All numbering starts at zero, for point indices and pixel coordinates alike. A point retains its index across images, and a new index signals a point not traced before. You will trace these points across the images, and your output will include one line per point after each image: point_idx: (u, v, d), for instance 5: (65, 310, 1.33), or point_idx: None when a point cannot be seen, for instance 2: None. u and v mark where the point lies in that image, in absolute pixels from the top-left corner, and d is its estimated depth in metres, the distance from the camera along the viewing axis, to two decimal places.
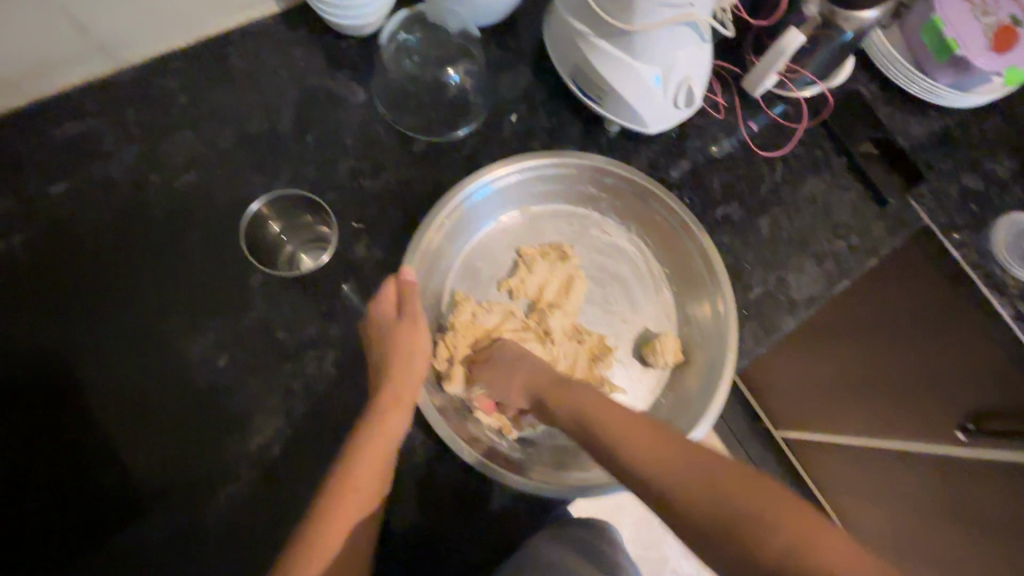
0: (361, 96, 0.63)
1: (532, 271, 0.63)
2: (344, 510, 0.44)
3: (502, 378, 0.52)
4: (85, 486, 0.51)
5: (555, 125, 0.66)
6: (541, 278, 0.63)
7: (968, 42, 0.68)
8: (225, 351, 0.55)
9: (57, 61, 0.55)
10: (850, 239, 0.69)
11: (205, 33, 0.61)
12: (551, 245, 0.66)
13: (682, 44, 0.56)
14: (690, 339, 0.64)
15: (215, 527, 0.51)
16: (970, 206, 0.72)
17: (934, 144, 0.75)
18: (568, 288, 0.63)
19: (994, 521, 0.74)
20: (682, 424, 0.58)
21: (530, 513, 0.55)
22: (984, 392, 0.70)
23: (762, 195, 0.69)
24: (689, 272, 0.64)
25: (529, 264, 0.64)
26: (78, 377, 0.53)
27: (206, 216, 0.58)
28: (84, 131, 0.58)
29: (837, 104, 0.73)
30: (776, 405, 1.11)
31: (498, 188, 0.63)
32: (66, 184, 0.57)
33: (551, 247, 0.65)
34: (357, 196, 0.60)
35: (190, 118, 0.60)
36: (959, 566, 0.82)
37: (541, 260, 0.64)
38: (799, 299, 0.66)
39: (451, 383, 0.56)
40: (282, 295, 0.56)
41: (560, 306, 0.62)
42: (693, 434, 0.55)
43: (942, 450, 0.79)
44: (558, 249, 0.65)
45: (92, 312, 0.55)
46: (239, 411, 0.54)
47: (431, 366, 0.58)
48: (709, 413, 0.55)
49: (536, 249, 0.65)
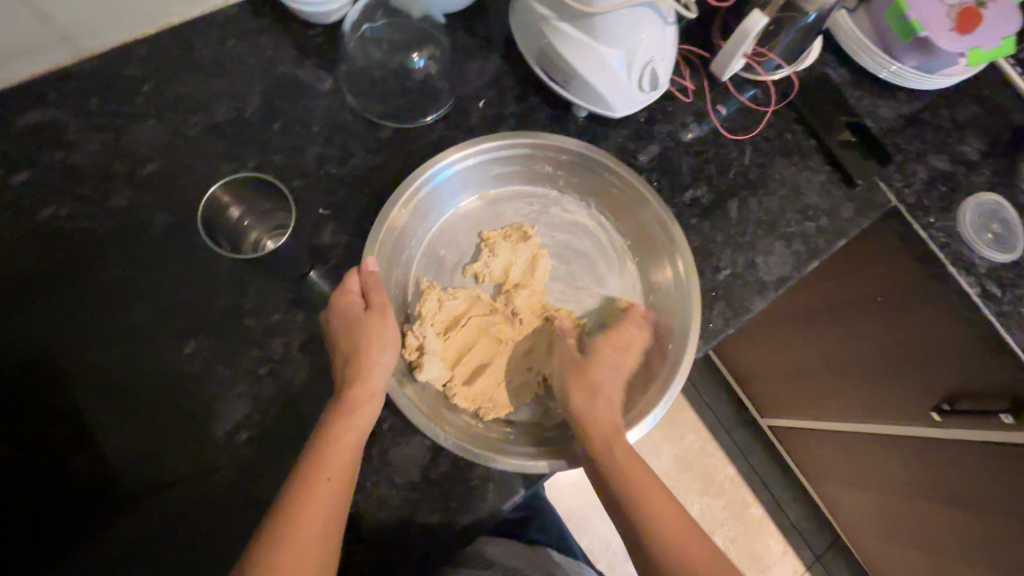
0: (328, 84, 0.63)
1: (495, 254, 0.64)
2: (319, 505, 0.43)
3: (590, 397, 0.55)
4: (42, 484, 0.50)
5: (523, 111, 0.66)
6: (505, 259, 0.64)
7: (932, 24, 0.68)
8: (192, 338, 0.55)
9: (19, 51, 0.55)
10: (819, 220, 0.70)
11: (169, 22, 0.61)
12: (512, 226, 0.67)
13: (644, 26, 0.56)
14: (654, 306, 0.65)
15: (183, 515, 0.50)
16: (939, 187, 0.73)
17: (905, 125, 0.75)
18: (533, 266, 0.64)
19: (980, 492, 0.80)
20: (653, 388, 0.59)
21: (499, 496, 0.54)
22: (962, 368, 0.75)
23: (731, 178, 0.70)
24: (647, 239, 0.66)
25: (492, 247, 0.64)
26: (42, 368, 0.53)
27: (172, 205, 0.58)
28: (48, 121, 0.58)
29: (807, 85, 0.74)
30: (765, 389, 1.18)
31: (458, 171, 0.64)
32: (30, 173, 0.57)
33: (512, 228, 0.66)
34: (324, 183, 0.60)
35: (155, 107, 0.60)
36: (949, 535, 0.89)
37: (502, 243, 0.64)
38: (768, 280, 0.66)
39: (421, 370, 0.55)
40: (249, 282, 0.56)
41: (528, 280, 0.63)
42: (665, 396, 0.56)
43: (927, 431, 0.84)
44: (519, 229, 0.66)
45: (55, 302, 0.54)
46: (206, 397, 0.53)
47: (401, 356, 0.57)
48: (681, 369, 0.57)
49: (498, 232, 0.66)
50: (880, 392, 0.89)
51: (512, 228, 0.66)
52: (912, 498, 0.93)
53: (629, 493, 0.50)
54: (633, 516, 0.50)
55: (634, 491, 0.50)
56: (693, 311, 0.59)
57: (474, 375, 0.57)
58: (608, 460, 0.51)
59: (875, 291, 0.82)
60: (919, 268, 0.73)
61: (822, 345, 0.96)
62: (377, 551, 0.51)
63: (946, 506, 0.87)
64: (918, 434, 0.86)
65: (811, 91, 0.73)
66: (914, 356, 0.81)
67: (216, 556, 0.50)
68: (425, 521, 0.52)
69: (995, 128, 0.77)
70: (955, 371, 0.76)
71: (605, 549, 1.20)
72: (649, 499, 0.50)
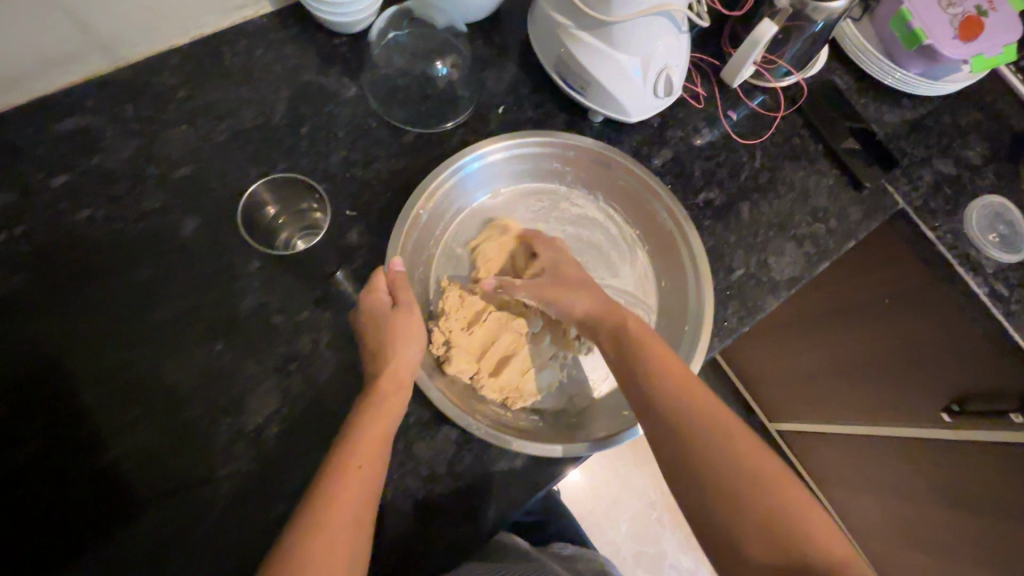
0: (353, 91, 0.65)
1: (484, 254, 0.65)
2: (353, 492, 0.43)
3: (565, 292, 0.56)
4: (73, 477, 0.51)
5: (540, 117, 0.68)
6: (493, 254, 0.65)
7: (935, 31, 0.70)
8: (222, 335, 0.56)
9: (59, 60, 0.57)
10: (829, 222, 0.71)
11: (201, 33, 0.64)
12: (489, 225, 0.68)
13: (659, 34, 0.58)
14: (668, 293, 0.67)
15: (214, 508, 0.51)
16: (946, 190, 0.74)
17: (910, 130, 0.77)
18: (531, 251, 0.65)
19: (987, 498, 0.80)
20: None
21: (523, 489, 0.56)
22: (972, 369, 0.76)
23: (742, 181, 0.71)
24: (657, 230, 0.68)
25: (481, 251, 0.66)
26: (74, 365, 0.54)
27: (202, 206, 0.60)
28: (85, 126, 0.60)
29: (814, 92, 0.76)
30: (771, 391, 1.20)
31: (476, 169, 0.65)
32: (68, 177, 0.59)
33: (489, 227, 0.68)
34: (349, 186, 0.62)
35: (187, 113, 0.62)
36: (958, 544, 0.88)
37: (488, 243, 0.66)
38: (781, 280, 0.68)
39: (452, 365, 0.57)
40: (278, 281, 0.58)
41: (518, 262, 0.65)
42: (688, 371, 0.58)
43: (940, 433, 0.85)
44: (496, 226, 0.68)
45: (87, 301, 0.56)
46: (237, 391, 0.55)
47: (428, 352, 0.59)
48: (700, 348, 0.59)
49: (479, 237, 0.67)
50: (889, 391, 0.90)
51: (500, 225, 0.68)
52: (917, 499, 0.94)
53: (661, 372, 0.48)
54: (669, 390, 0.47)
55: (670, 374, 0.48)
56: (706, 291, 0.61)
57: (500, 367, 0.59)
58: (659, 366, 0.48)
59: (884, 294, 0.83)
60: (927, 269, 0.75)
61: (830, 345, 0.97)
62: (401, 545, 0.52)
63: (951, 511, 0.87)
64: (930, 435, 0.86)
65: (819, 97, 0.75)
66: (920, 355, 0.82)
67: (245, 549, 0.51)
68: (449, 514, 0.54)
69: (998, 133, 0.79)
70: (962, 370, 0.77)
71: (616, 555, 1.20)
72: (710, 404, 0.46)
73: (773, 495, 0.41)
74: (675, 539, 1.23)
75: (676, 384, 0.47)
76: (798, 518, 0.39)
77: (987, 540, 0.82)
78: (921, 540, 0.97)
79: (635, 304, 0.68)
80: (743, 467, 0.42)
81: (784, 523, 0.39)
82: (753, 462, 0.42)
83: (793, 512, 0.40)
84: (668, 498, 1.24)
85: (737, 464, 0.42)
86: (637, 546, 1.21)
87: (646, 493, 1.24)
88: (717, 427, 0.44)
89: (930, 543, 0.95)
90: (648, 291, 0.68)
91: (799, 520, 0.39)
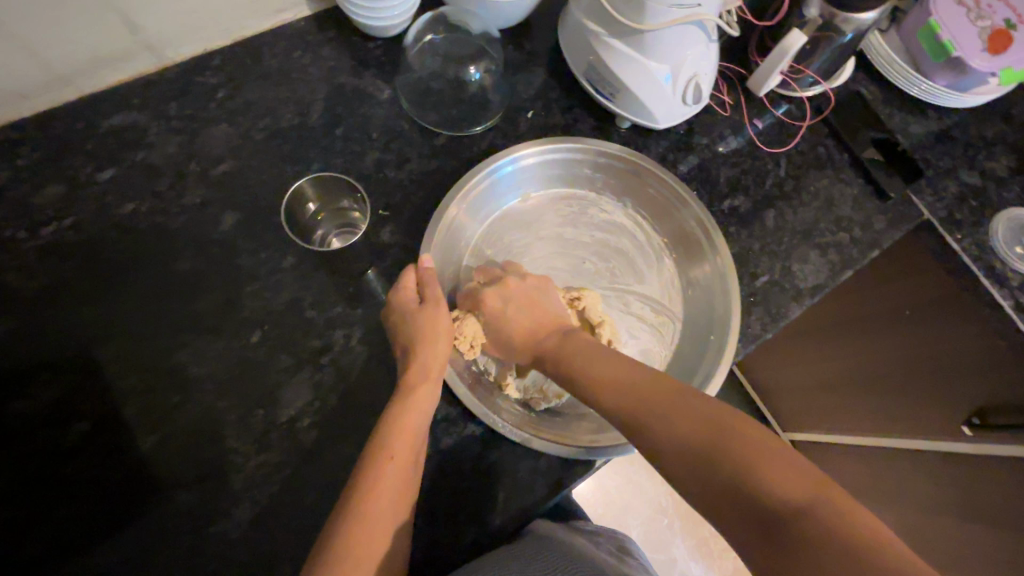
0: (387, 93, 0.67)
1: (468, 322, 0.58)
2: (386, 486, 0.44)
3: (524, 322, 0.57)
4: (116, 460, 0.53)
5: (568, 122, 0.70)
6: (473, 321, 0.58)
7: (963, 42, 0.70)
8: (258, 328, 0.58)
9: (107, 58, 0.59)
10: (853, 231, 0.72)
11: (242, 35, 0.66)
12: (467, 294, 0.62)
13: (691, 43, 0.59)
14: (693, 301, 0.68)
15: (246, 494, 0.53)
16: (972, 202, 0.74)
17: (935, 142, 0.77)
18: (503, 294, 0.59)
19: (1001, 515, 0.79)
20: (700, 373, 0.61)
21: (547, 487, 0.56)
22: (995, 383, 0.75)
23: (767, 189, 0.72)
24: (684, 238, 0.69)
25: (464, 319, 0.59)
26: (116, 353, 0.56)
27: (240, 202, 0.62)
28: (130, 123, 0.62)
29: (840, 102, 0.76)
30: (787, 403, 1.19)
31: (511, 171, 0.67)
32: (113, 171, 0.61)
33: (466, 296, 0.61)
34: (382, 185, 0.64)
35: (227, 112, 0.64)
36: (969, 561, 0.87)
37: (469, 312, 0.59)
38: (805, 288, 0.68)
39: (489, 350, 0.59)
40: (313, 276, 0.60)
41: (478, 304, 0.59)
42: (715, 376, 0.59)
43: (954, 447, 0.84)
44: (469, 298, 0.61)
45: (129, 291, 0.58)
46: (271, 382, 0.56)
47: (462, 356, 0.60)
48: (727, 353, 0.60)
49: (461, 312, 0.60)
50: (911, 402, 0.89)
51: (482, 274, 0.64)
52: (929, 512, 0.92)
53: (586, 370, 0.49)
54: (596, 388, 0.47)
55: (591, 371, 0.48)
56: (733, 297, 0.62)
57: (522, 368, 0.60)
58: (582, 366, 0.49)
59: (904, 303, 0.83)
60: (951, 279, 0.74)
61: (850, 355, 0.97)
62: (428, 536, 0.53)
63: (963, 526, 0.86)
64: (946, 449, 0.85)
65: (845, 107, 0.76)
66: (941, 366, 0.82)
67: (276, 536, 0.52)
68: (474, 508, 0.55)
69: None
70: (983, 381, 0.77)
71: None
72: (648, 386, 0.44)
73: (727, 452, 0.37)
74: (685, 546, 1.22)
75: (612, 382, 0.46)
76: (756, 479, 0.35)
77: (991, 552, 0.82)
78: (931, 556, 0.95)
79: (661, 310, 0.69)
80: (691, 445, 0.39)
81: (754, 478, 0.35)
82: (705, 437, 0.38)
83: (750, 467, 0.35)
84: (678, 506, 1.24)
85: (684, 431, 0.40)
86: (647, 552, 1.21)
87: (658, 499, 1.24)
88: (665, 421, 0.41)
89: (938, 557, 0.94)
90: (674, 297, 0.69)
91: (758, 478, 0.35)
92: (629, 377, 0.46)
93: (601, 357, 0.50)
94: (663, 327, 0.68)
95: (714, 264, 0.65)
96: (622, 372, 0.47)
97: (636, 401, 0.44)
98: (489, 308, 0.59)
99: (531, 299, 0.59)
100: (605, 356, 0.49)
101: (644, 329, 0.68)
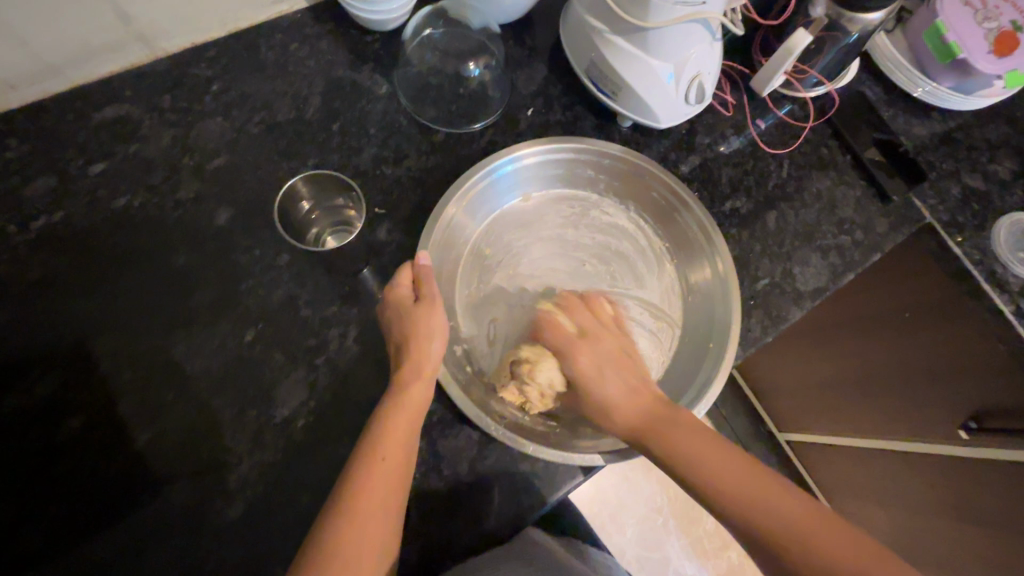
0: (384, 88, 0.66)
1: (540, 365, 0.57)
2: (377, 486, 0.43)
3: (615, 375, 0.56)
4: (110, 458, 0.52)
5: (569, 119, 0.69)
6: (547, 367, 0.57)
7: (969, 45, 0.70)
8: (250, 326, 0.57)
9: (98, 48, 0.57)
10: (855, 234, 0.71)
11: (237, 26, 0.64)
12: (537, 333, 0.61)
13: (694, 42, 0.58)
14: (694, 306, 0.67)
15: (239, 494, 0.52)
16: (974, 205, 0.73)
17: (937, 144, 0.76)
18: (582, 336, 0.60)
19: (997, 519, 0.79)
20: (699, 380, 0.61)
21: (542, 490, 0.56)
22: (994, 389, 0.75)
23: (769, 190, 0.71)
24: (686, 241, 0.68)
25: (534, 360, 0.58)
26: (106, 350, 0.55)
27: (235, 198, 0.61)
28: (122, 116, 0.61)
29: (843, 103, 0.76)
30: (782, 406, 1.19)
31: (514, 170, 0.66)
32: (104, 165, 0.59)
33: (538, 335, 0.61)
34: (379, 182, 0.63)
35: (222, 105, 0.63)
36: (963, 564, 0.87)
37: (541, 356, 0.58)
38: (805, 291, 0.68)
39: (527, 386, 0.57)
40: (307, 274, 0.59)
41: (572, 355, 0.57)
42: (712, 384, 0.59)
43: (950, 451, 0.84)
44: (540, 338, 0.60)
45: (120, 286, 0.57)
46: (265, 382, 0.55)
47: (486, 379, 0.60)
48: (727, 359, 0.59)
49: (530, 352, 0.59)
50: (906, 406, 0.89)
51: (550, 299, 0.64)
52: (926, 515, 0.92)
53: (678, 447, 0.48)
54: (690, 468, 0.47)
55: (681, 448, 0.48)
56: (734, 305, 0.62)
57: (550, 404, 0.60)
58: (671, 440, 0.49)
59: (903, 306, 0.83)
60: (950, 284, 0.74)
61: (849, 359, 0.96)
62: (423, 538, 0.53)
63: (959, 529, 0.86)
64: (942, 453, 0.85)
65: (847, 108, 0.75)
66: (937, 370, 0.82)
67: (268, 537, 0.52)
68: (469, 511, 0.54)
69: None
70: (979, 385, 0.77)
71: (620, 558, 1.19)
72: (742, 477, 0.45)
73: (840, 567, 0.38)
74: (680, 545, 1.23)
75: (704, 465, 0.46)
76: None
77: (983, 555, 0.82)
78: (925, 558, 0.96)
79: (660, 315, 0.68)
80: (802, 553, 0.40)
81: None
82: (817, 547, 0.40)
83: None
84: (673, 504, 1.24)
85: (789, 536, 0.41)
86: (642, 551, 1.21)
87: (653, 498, 1.24)
88: (786, 532, 0.41)
89: (930, 559, 0.94)
90: (674, 302, 0.69)
91: None
92: (720, 463, 0.46)
93: (690, 431, 0.49)
94: (662, 332, 0.68)
95: (719, 271, 0.65)
96: (713, 455, 0.47)
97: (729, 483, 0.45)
98: (584, 370, 0.57)
99: (623, 363, 0.58)
100: (694, 432, 0.49)
101: (643, 334, 0.67)
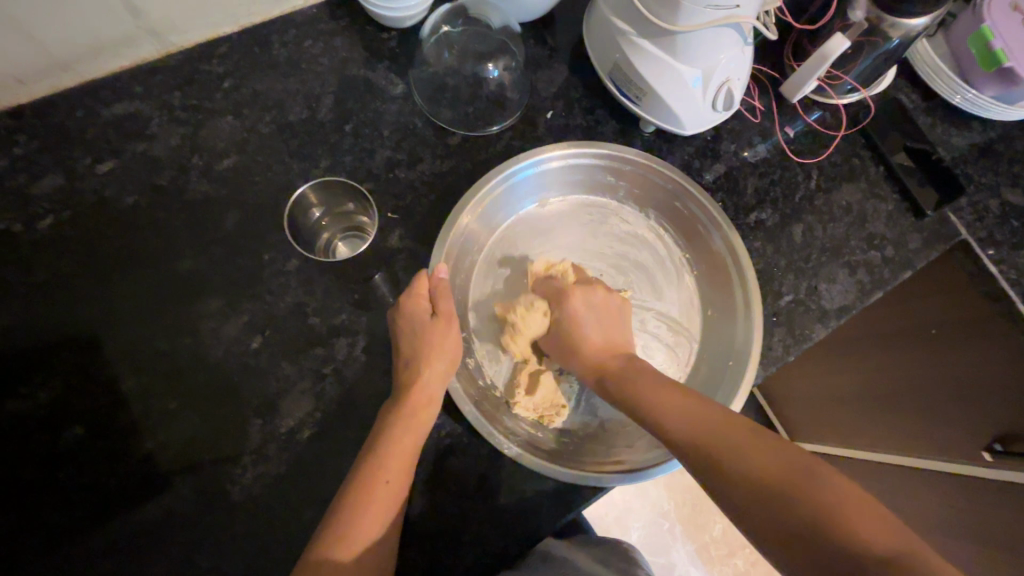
0: (399, 88, 0.64)
1: (528, 324, 0.59)
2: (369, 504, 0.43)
3: (599, 317, 0.57)
4: (113, 461, 0.51)
5: (590, 124, 0.66)
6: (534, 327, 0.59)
7: (1016, 52, 0.65)
8: (258, 334, 0.56)
9: (109, 43, 0.56)
10: (885, 249, 0.68)
11: (250, 21, 0.62)
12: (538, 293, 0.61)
13: (724, 46, 0.55)
14: (714, 323, 0.65)
15: (241, 502, 0.51)
16: (1012, 222, 0.69)
17: (976, 157, 0.72)
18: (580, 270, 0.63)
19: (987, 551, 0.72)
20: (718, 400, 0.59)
21: (552, 509, 0.54)
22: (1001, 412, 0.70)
23: (795, 202, 0.68)
24: (710, 256, 0.66)
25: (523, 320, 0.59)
26: (111, 349, 0.54)
27: (244, 201, 0.59)
28: (131, 113, 0.59)
29: (879, 111, 0.72)
30: (793, 416, 1.16)
31: (535, 173, 0.64)
32: (113, 163, 0.58)
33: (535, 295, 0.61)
34: (392, 186, 0.61)
35: (233, 103, 0.61)
36: None
37: (528, 315, 0.59)
38: (830, 309, 0.65)
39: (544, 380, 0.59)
40: (317, 279, 0.57)
41: (561, 298, 0.58)
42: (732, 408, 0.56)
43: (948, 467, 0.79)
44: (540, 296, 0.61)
45: (128, 287, 0.56)
46: (270, 392, 0.54)
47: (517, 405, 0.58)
48: (745, 382, 0.57)
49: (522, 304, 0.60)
50: (911, 426, 0.87)
51: (546, 264, 0.63)
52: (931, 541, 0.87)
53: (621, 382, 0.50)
54: (628, 396, 0.49)
55: (626, 376, 0.51)
56: (755, 326, 0.59)
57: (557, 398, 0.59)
58: (621, 374, 0.51)
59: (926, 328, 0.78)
60: (976, 304, 0.69)
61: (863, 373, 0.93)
62: (428, 554, 0.52)
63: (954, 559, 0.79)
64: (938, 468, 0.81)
65: (882, 117, 0.72)
66: (946, 394, 0.79)
67: (268, 548, 0.51)
68: (475, 531, 0.53)
69: None
70: (982, 413, 0.74)
71: None
72: (658, 383, 0.48)
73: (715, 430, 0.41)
74: (685, 551, 1.21)
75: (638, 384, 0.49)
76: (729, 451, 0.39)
77: None
78: None
79: (677, 330, 0.66)
80: (688, 422, 0.43)
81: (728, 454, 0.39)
82: (698, 423, 0.42)
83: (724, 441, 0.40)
84: (681, 511, 1.23)
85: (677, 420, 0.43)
86: (648, 555, 1.20)
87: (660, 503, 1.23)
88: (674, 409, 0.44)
89: None
90: (692, 317, 0.66)
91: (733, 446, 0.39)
92: (646, 379, 0.49)
93: (647, 375, 0.50)
94: (679, 347, 0.66)
95: (741, 289, 0.62)
96: (641, 379, 0.49)
97: (708, 449, 0.40)
98: (571, 310, 0.57)
99: (609, 313, 0.58)
100: (649, 373, 0.50)
101: (660, 349, 0.65)
